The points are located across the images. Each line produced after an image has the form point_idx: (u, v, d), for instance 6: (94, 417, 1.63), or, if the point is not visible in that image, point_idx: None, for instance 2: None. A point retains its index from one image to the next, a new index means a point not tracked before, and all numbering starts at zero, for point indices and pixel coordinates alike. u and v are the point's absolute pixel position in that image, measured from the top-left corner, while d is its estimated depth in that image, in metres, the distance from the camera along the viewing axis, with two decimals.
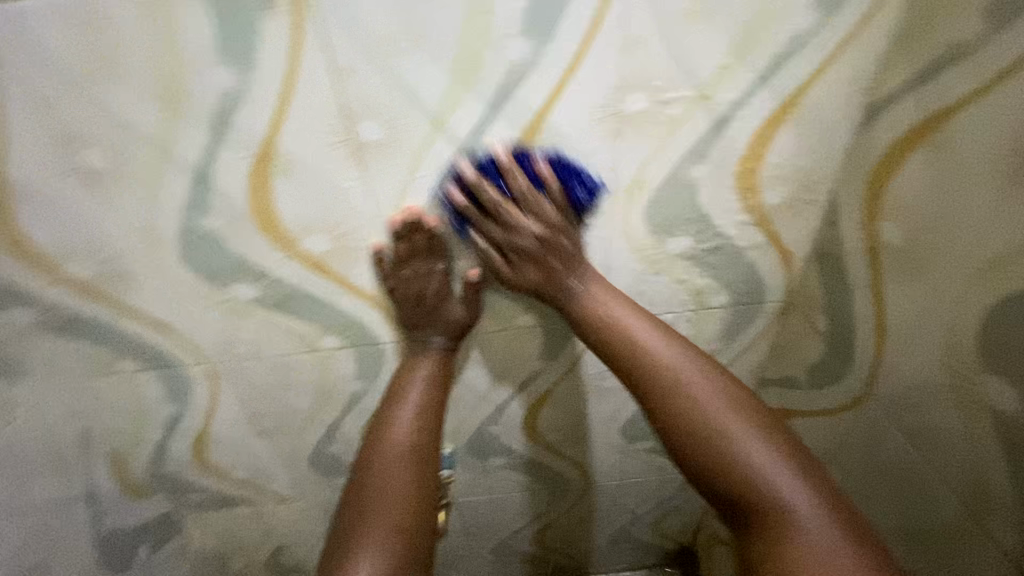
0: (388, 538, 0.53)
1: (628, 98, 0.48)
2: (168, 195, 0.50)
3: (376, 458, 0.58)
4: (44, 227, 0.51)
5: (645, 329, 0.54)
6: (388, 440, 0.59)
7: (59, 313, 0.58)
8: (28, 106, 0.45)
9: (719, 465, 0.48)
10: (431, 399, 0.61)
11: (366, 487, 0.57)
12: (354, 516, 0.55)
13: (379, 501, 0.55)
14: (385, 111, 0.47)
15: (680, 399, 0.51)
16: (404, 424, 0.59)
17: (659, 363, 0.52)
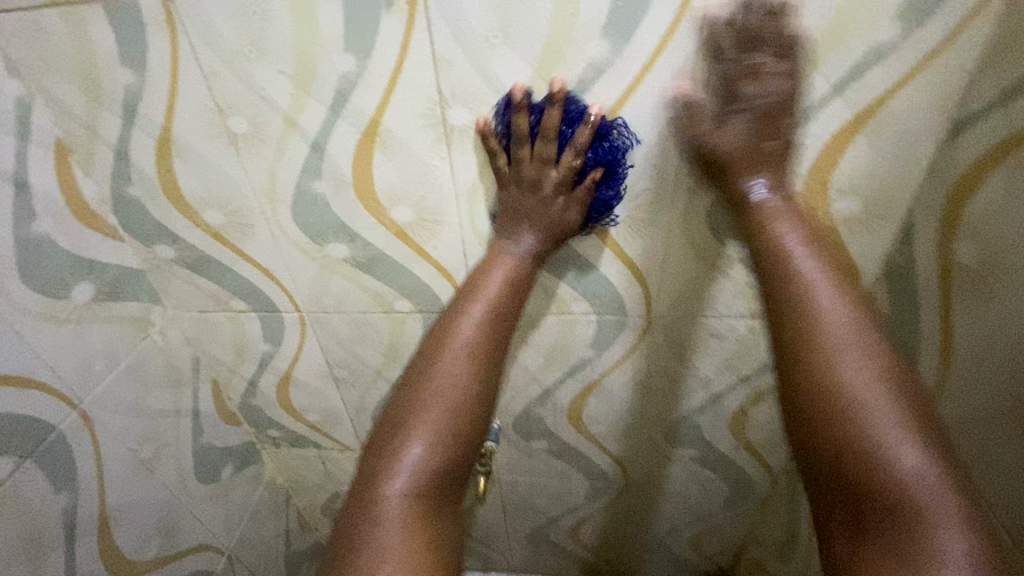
0: (435, 452, 0.48)
1: (697, 99, 0.51)
2: (290, 158, 0.60)
3: (440, 354, 0.53)
4: (194, 177, 0.63)
5: (817, 284, 0.46)
6: (454, 345, 0.53)
7: (193, 251, 0.70)
8: (193, 78, 0.55)
9: (836, 430, 0.42)
10: (499, 313, 0.56)
11: (423, 374, 0.52)
12: (413, 395, 0.51)
13: (444, 385, 0.51)
14: (473, 98, 0.53)
15: (823, 366, 0.44)
16: (472, 322, 0.55)
17: (819, 324, 0.45)
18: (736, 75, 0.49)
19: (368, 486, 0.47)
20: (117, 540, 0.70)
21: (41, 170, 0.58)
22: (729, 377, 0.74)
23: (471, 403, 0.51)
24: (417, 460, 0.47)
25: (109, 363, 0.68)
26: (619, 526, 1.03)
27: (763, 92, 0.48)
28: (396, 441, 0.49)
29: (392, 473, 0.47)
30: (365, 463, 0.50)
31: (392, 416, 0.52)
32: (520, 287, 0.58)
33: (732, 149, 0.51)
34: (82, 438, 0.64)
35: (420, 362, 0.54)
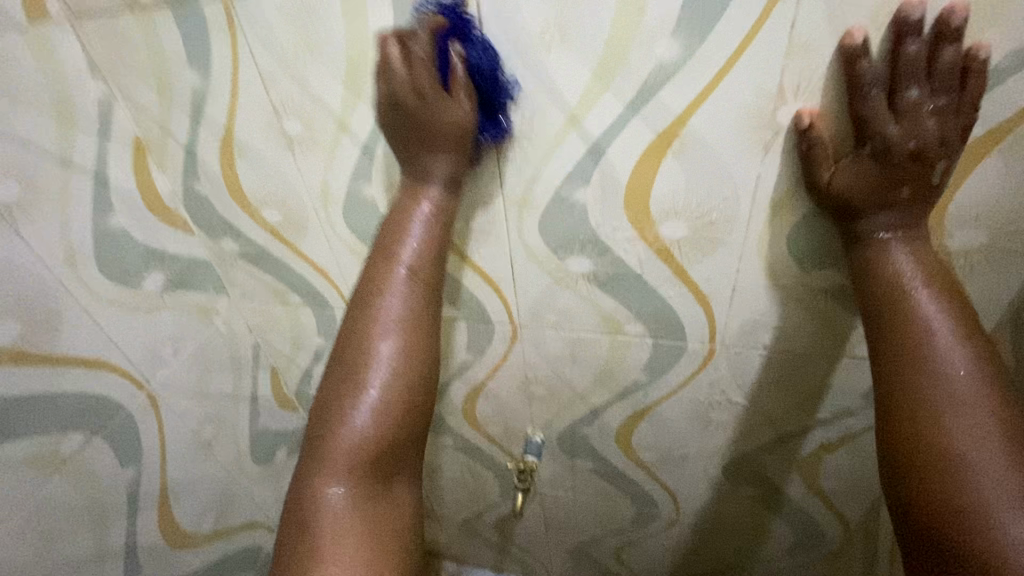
0: (383, 422, 0.50)
1: (785, 107, 0.44)
2: (341, 161, 0.59)
3: (365, 346, 0.51)
4: (254, 176, 0.64)
5: (936, 328, 0.42)
6: (361, 378, 0.51)
7: (254, 247, 0.72)
8: (253, 80, 0.56)
9: (935, 482, 0.39)
10: (411, 317, 0.52)
11: (349, 351, 0.52)
12: (337, 393, 0.51)
13: (338, 415, 0.50)
14: (526, 104, 0.49)
15: (929, 416, 0.41)
16: (389, 354, 0.51)
17: (932, 372, 0.42)
18: (836, 81, 0.42)
19: (304, 504, 0.49)
20: (175, 513, 0.75)
21: (119, 167, 0.62)
22: (802, 419, 0.66)
23: (388, 440, 0.51)
24: (345, 485, 0.49)
25: (176, 348, 0.72)
26: (667, 555, 0.97)
27: (915, 135, 0.41)
28: (321, 458, 0.50)
29: (330, 474, 0.49)
30: (308, 441, 0.52)
31: (327, 395, 0.52)
32: (444, 225, 0.53)
33: (863, 189, 0.44)
34: (147, 417, 0.69)
35: (330, 380, 0.52)
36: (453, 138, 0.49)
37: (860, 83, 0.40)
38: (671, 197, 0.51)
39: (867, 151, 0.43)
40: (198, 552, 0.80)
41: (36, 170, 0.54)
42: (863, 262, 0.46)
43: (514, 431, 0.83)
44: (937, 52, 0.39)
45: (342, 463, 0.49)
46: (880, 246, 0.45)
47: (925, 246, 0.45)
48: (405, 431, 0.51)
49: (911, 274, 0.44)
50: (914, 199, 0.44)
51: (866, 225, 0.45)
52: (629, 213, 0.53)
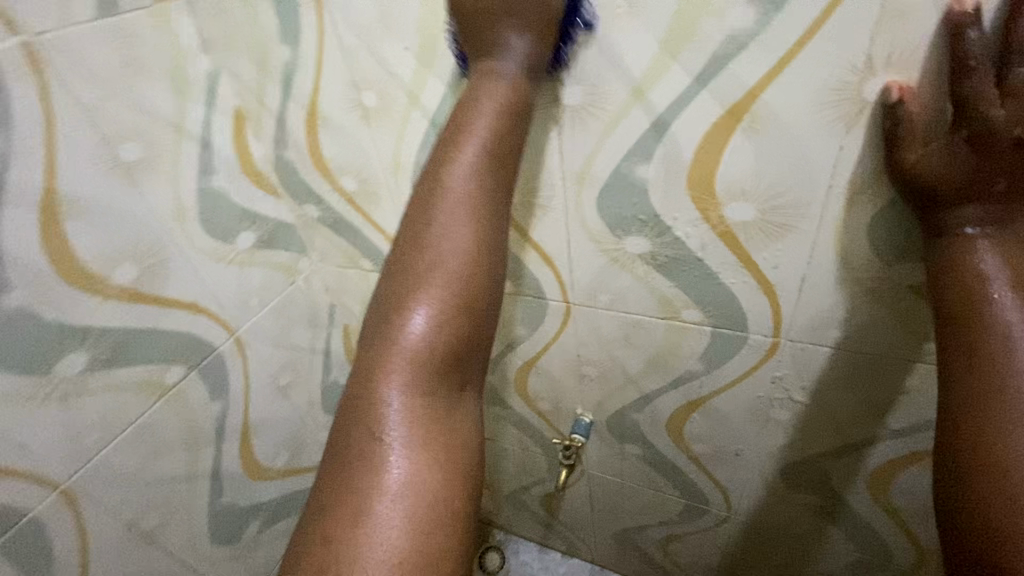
0: (421, 375, 0.41)
1: (872, 82, 0.40)
2: (411, 133, 0.62)
3: (436, 221, 0.44)
4: (334, 145, 0.68)
5: (1015, 338, 0.39)
6: (434, 251, 0.43)
7: (333, 214, 0.78)
8: (336, 54, 0.60)
9: (989, 501, 0.37)
10: (514, 108, 0.45)
11: (422, 240, 0.44)
12: (397, 287, 0.43)
13: (421, 271, 0.43)
14: (591, 77, 0.49)
15: (991, 429, 0.38)
16: (466, 168, 0.44)
17: (1004, 383, 0.38)
18: (937, 55, 0.38)
19: (365, 381, 0.41)
20: (256, 447, 0.85)
21: (222, 135, 0.69)
22: (873, 426, 0.61)
23: (466, 296, 0.43)
24: (426, 326, 0.42)
25: (262, 302, 0.80)
26: (714, 554, 0.94)
27: (1023, 120, 0.36)
28: (387, 342, 0.42)
29: (393, 372, 0.41)
30: (377, 309, 0.44)
31: (401, 258, 0.45)
32: (516, 115, 0.45)
33: (951, 178, 0.39)
34: (235, 360, 0.77)
35: (411, 227, 0.45)
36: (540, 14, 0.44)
37: (965, 59, 0.36)
38: (738, 177, 0.48)
39: (963, 135, 0.38)
40: (273, 486, 0.89)
41: (154, 135, 0.62)
42: (942, 261, 0.42)
43: (564, 409, 0.84)
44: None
45: (405, 371, 0.41)
46: (963, 243, 0.41)
47: (1020, 246, 0.40)
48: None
49: (996, 278, 0.40)
50: (1010, 194, 0.39)
51: (949, 218, 0.41)
52: (692, 191, 0.51)
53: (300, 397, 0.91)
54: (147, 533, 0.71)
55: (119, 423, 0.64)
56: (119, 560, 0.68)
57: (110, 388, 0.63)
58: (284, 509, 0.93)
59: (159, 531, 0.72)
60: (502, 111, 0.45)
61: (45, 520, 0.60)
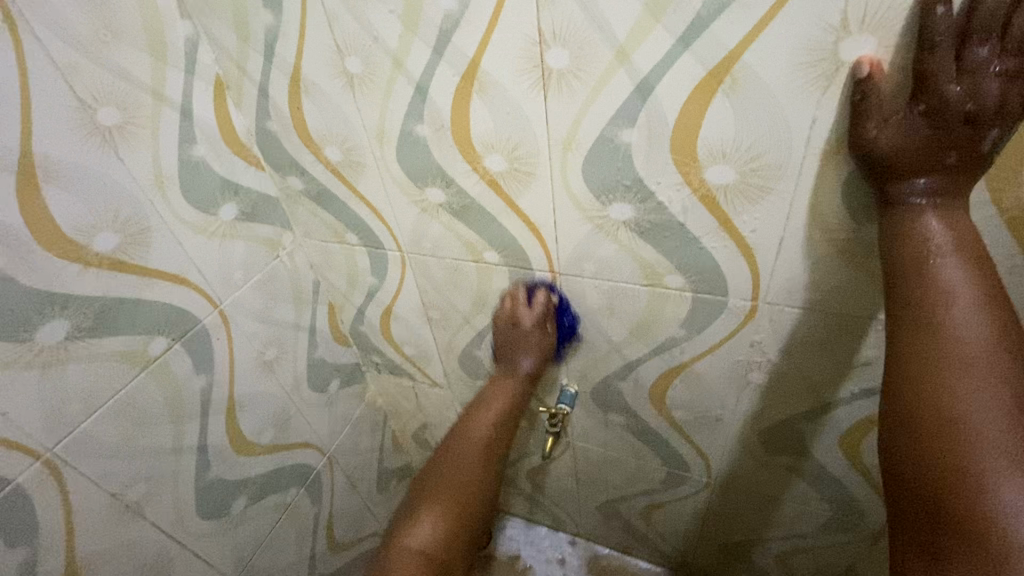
0: (441, 518, 0.66)
1: (847, 41, 0.41)
2: (397, 101, 0.62)
3: (459, 448, 0.74)
4: (318, 114, 0.68)
5: (956, 294, 0.41)
6: (467, 440, 0.75)
7: (317, 186, 0.77)
8: (318, 18, 0.59)
9: (931, 441, 0.38)
10: (513, 408, 0.78)
11: (436, 472, 0.72)
12: (441, 461, 0.73)
13: (441, 486, 0.70)
14: (576, 40, 0.49)
15: (933, 375, 0.39)
16: (485, 423, 0.76)
17: (943, 333, 0.40)
18: (908, 30, 0.39)
19: (398, 530, 0.66)
20: (242, 422, 0.84)
21: (201, 103, 0.68)
22: (846, 386, 0.63)
23: (472, 484, 0.70)
24: (481, 432, 0.75)
25: (246, 275, 0.79)
26: (695, 519, 0.97)
27: (974, 98, 0.38)
28: (419, 509, 0.67)
29: (427, 515, 0.66)
30: (417, 490, 0.72)
31: (442, 454, 0.75)
32: (511, 419, 0.78)
33: (907, 150, 0.42)
34: (220, 333, 0.77)
35: (448, 445, 0.75)
36: (538, 349, 0.75)
37: (932, 36, 0.38)
38: (718, 140, 0.50)
39: (921, 109, 0.40)
40: (260, 461, 0.89)
41: (132, 100, 0.61)
42: (891, 228, 0.44)
43: (550, 381, 0.85)
44: (1018, 8, 0.35)
45: (433, 506, 0.67)
46: (913, 212, 0.43)
47: (963, 217, 0.43)
48: (502, 435, 0.77)
49: (940, 240, 0.42)
50: (958, 168, 0.41)
51: (901, 190, 0.44)
52: (675, 155, 0.52)
53: (287, 373, 0.91)
54: (133, 506, 0.70)
55: (101, 394, 0.64)
56: (107, 535, 0.68)
57: (91, 358, 0.62)
58: (272, 485, 0.93)
59: (145, 504, 0.72)
60: (509, 400, 0.78)
61: (28, 490, 0.59)
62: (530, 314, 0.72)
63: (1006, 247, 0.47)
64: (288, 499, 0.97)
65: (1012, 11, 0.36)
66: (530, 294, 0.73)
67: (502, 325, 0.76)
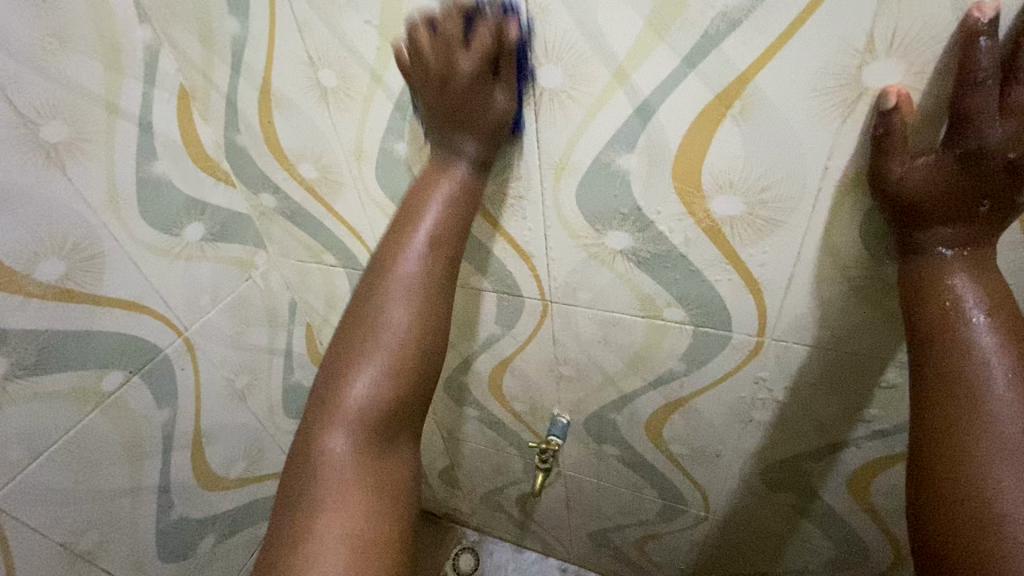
0: (383, 385, 0.46)
1: (873, 66, 0.37)
2: (375, 118, 0.57)
3: (378, 303, 0.48)
4: (290, 129, 0.63)
5: (990, 363, 0.37)
6: (382, 333, 0.47)
7: (290, 203, 0.72)
8: (289, 27, 0.54)
9: (970, 534, 0.34)
10: (445, 237, 0.49)
11: (357, 332, 0.48)
12: (338, 363, 0.47)
13: (350, 366, 0.47)
14: (571, 56, 0.44)
15: (967, 456, 0.36)
16: (404, 309, 0.47)
17: (978, 407, 0.36)
18: (945, 63, 0.36)
19: (311, 445, 0.44)
20: (209, 455, 0.79)
21: (163, 115, 0.62)
22: (855, 427, 0.59)
23: (395, 391, 0.46)
24: (422, 262, 0.49)
25: (213, 299, 0.73)
26: (691, 552, 0.93)
27: (1018, 143, 0.33)
28: (328, 416, 0.45)
29: (335, 433, 0.44)
30: (323, 380, 0.48)
31: (341, 343, 0.48)
32: (467, 207, 0.50)
33: (935, 196, 0.38)
34: (185, 362, 0.71)
35: (338, 353, 0.48)
36: (489, 123, 0.47)
37: (973, 71, 0.34)
38: (725, 168, 0.45)
39: (955, 153, 0.36)
40: (230, 495, 0.84)
41: (83, 113, 0.55)
42: (917, 278, 0.41)
43: (540, 410, 0.80)
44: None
45: (346, 416, 0.45)
46: (939, 264, 0.40)
47: (992, 273, 0.39)
48: (441, 261, 0.49)
49: (970, 304, 0.38)
50: (990, 218, 0.38)
51: (925, 237, 0.40)
52: (677, 183, 0.48)
53: (259, 401, 0.85)
54: (85, 553, 0.64)
55: (47, 436, 0.58)
56: None
57: (36, 397, 0.56)
58: (243, 519, 0.87)
59: (99, 551, 0.66)
60: (456, 184, 0.50)
61: None
62: (467, 55, 0.44)
63: None
64: (261, 533, 0.92)
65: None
66: (493, 145, 0.50)
67: (426, 89, 0.46)
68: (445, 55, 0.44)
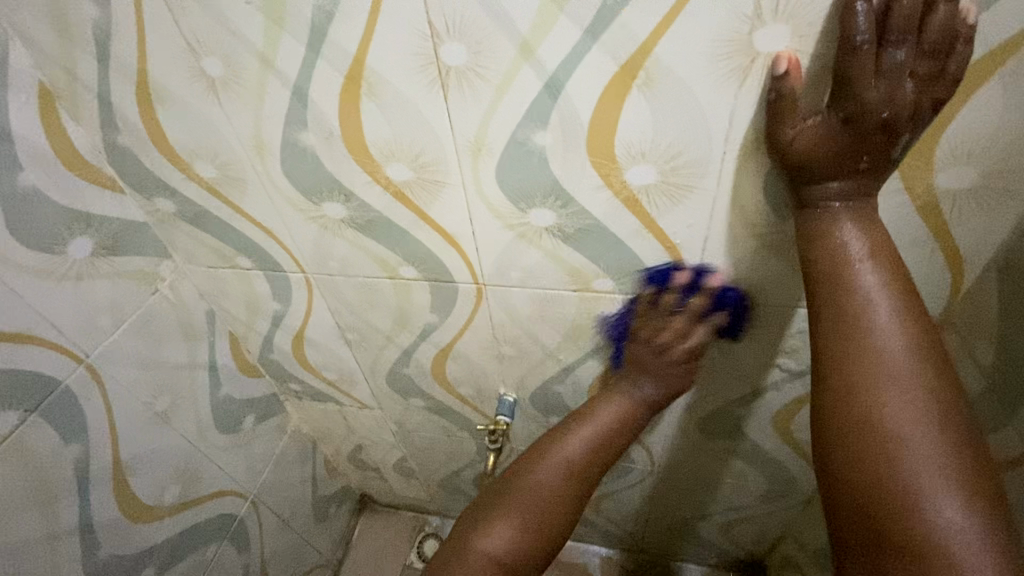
0: (519, 537, 0.56)
1: (763, 30, 0.38)
2: (272, 107, 0.52)
3: (531, 468, 0.61)
4: (179, 125, 0.57)
5: (875, 302, 0.41)
6: (558, 454, 0.60)
7: (192, 207, 0.66)
8: (160, 12, 0.48)
9: (867, 459, 0.38)
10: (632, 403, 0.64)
11: (517, 477, 0.61)
12: (487, 506, 0.59)
13: (517, 488, 0.59)
14: (472, 33, 0.43)
15: (862, 389, 0.39)
16: (554, 476, 0.60)
17: (868, 343, 0.40)
18: (827, 27, 0.37)
19: (466, 538, 0.57)
20: (135, 486, 0.73)
21: (23, 120, 0.55)
22: (775, 371, 0.64)
23: (534, 526, 0.57)
24: (584, 442, 0.61)
25: (115, 319, 0.67)
26: (641, 505, 0.98)
27: (890, 103, 0.37)
28: (506, 497, 0.59)
29: (495, 529, 0.56)
30: (501, 479, 0.62)
31: (495, 491, 0.61)
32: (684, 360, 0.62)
33: (825, 154, 0.41)
34: (90, 392, 0.65)
35: (501, 491, 0.60)
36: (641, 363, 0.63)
37: (851, 35, 0.36)
38: (637, 139, 0.46)
39: (840, 115, 0.39)
40: (166, 524, 0.78)
41: None
42: (809, 228, 0.44)
43: (486, 392, 0.81)
44: (930, 10, 0.35)
45: (508, 520, 0.57)
46: (828, 214, 0.43)
47: (875, 221, 0.43)
48: (574, 489, 0.60)
49: (854, 249, 0.42)
50: (872, 170, 0.41)
51: (819, 191, 0.43)
52: (592, 156, 0.48)
53: (186, 421, 0.79)
54: None
55: None
56: None
57: None
58: (184, 546, 0.82)
59: None
60: (597, 446, 0.61)
61: None
62: None
63: (917, 236, 0.47)
64: (207, 556, 0.87)
65: (923, 12, 0.35)
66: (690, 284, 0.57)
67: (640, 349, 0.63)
68: (677, 332, 0.60)
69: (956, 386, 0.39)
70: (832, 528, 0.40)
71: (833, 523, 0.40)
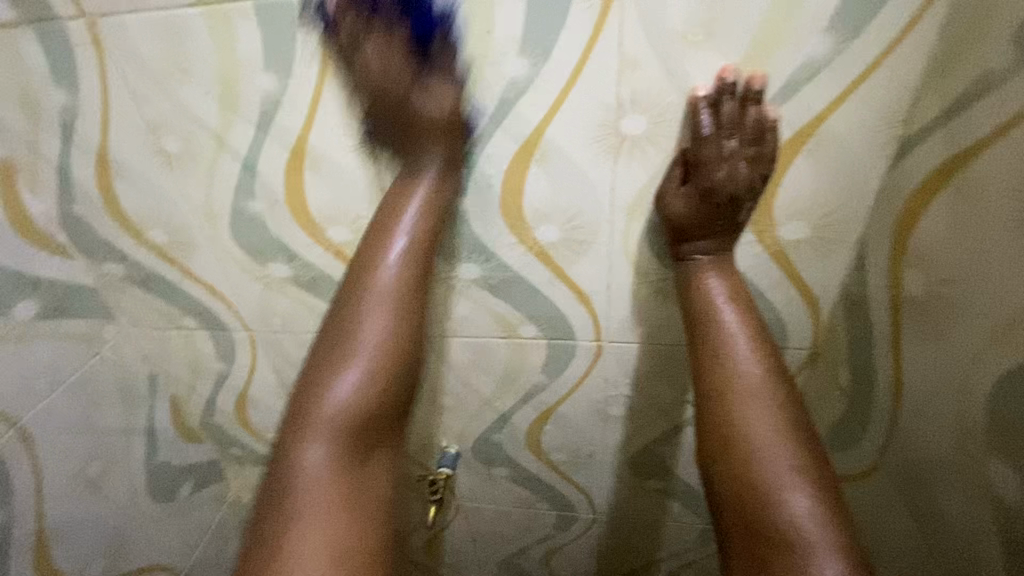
0: (341, 455, 0.49)
1: (625, 118, 0.48)
2: (223, 179, 0.59)
3: (333, 372, 0.50)
4: (135, 195, 0.62)
5: (734, 333, 0.49)
6: (352, 350, 0.50)
7: (141, 270, 0.70)
8: (126, 98, 0.55)
9: (737, 465, 0.44)
10: (424, 235, 0.52)
11: (312, 395, 0.50)
12: (315, 395, 0.50)
13: (319, 411, 0.49)
14: (398, 118, 0.51)
15: (728, 404, 0.47)
16: (349, 383, 0.50)
17: (731, 366, 0.48)
18: (679, 121, 0.48)
19: (286, 469, 0.48)
20: (59, 561, 0.70)
21: None
22: (687, 406, 0.71)
23: (347, 441, 0.49)
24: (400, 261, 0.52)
25: (53, 381, 0.67)
26: (589, 559, 0.99)
27: (733, 179, 0.48)
28: (302, 430, 0.49)
29: (314, 437, 0.49)
30: (293, 408, 0.51)
31: (294, 419, 0.50)
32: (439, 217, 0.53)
33: (692, 220, 0.50)
34: (21, 457, 0.64)
35: (303, 406, 0.50)
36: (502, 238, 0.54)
37: (697, 129, 0.47)
38: (541, 202, 0.54)
39: (699, 190, 0.49)
40: None
41: None
42: (682, 276, 0.52)
43: (428, 445, 0.83)
44: (745, 110, 0.45)
45: (326, 430, 0.49)
46: (696, 266, 0.52)
47: (731, 267, 0.52)
48: (389, 401, 0.51)
49: (717, 290, 0.51)
50: (728, 230, 0.51)
51: (690, 249, 0.52)
52: (505, 218, 0.56)
53: (119, 487, 0.78)
54: None
55: None
56: None
57: None
58: None
59: None
60: (398, 366, 0.51)
61: None
62: None
63: (776, 280, 0.56)
64: None
65: (742, 112, 0.46)
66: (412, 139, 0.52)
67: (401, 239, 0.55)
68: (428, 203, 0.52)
69: (801, 401, 0.47)
70: (717, 532, 0.45)
71: (714, 521, 0.46)
